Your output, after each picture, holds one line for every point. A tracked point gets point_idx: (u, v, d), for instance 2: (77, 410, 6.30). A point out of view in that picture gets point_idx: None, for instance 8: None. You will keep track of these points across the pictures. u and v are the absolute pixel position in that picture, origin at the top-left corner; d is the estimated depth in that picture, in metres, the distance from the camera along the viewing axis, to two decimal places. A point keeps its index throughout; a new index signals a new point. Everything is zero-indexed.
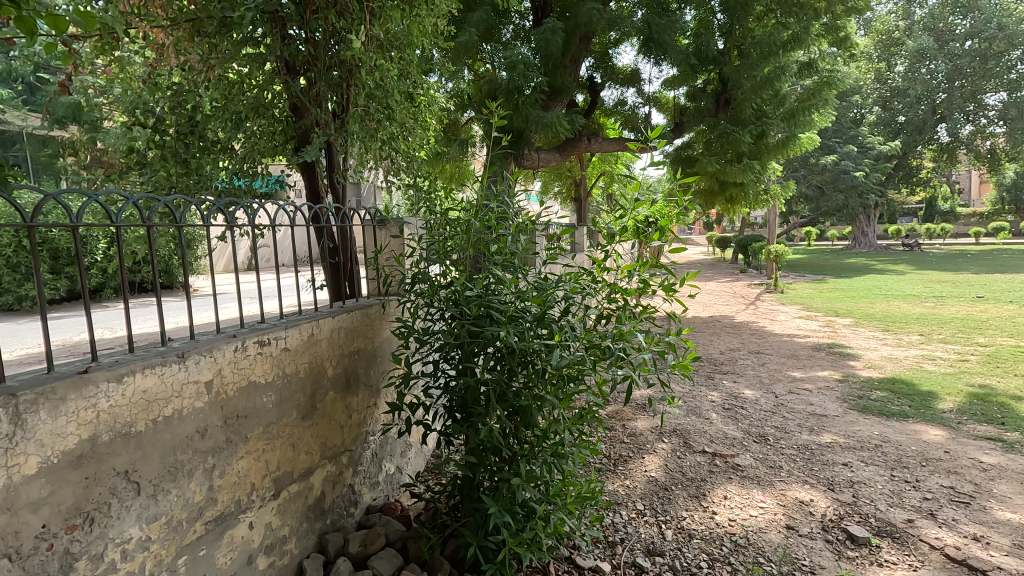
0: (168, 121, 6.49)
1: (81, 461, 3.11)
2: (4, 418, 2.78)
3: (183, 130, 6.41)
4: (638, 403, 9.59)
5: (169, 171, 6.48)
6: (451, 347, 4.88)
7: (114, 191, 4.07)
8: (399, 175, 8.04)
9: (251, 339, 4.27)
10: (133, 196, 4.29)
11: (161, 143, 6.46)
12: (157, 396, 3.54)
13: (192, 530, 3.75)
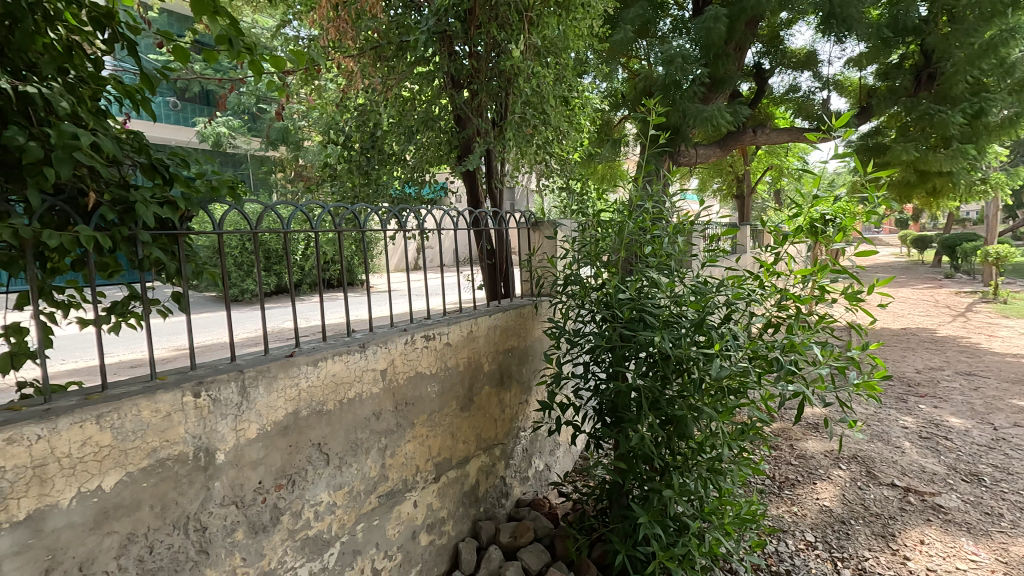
0: (354, 139, 7.30)
1: (287, 430, 3.67)
2: (235, 389, 3.38)
3: (366, 145, 7.22)
4: (808, 422, 8.62)
5: (353, 182, 7.36)
6: (603, 350, 4.84)
7: (314, 201, 4.74)
8: (553, 178, 8.21)
9: (419, 333, 4.68)
10: (328, 206, 4.96)
11: (348, 158, 7.34)
12: (343, 380, 4.05)
13: (367, 501, 4.23)
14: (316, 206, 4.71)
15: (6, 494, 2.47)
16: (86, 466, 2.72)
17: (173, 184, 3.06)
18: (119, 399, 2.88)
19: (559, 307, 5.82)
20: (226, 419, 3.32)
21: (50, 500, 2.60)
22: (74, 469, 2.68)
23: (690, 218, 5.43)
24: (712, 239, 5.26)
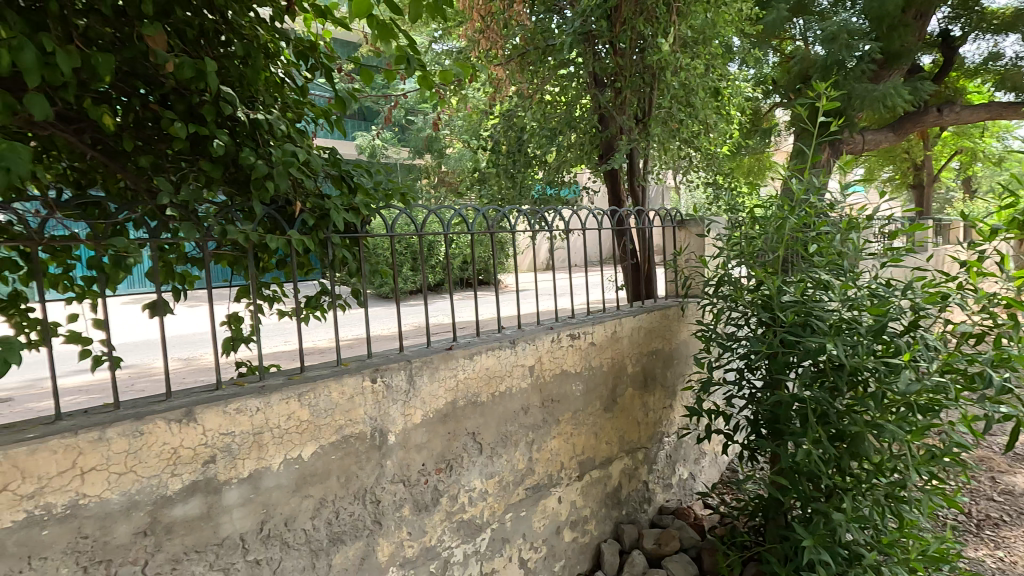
0: (501, 144, 7.62)
1: (446, 418, 3.93)
2: (404, 378, 3.69)
3: (512, 149, 7.49)
4: (1016, 452, 7.23)
5: (500, 186, 7.63)
6: (760, 356, 4.52)
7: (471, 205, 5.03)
8: (699, 173, 7.80)
9: (565, 332, 4.75)
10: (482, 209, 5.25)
11: (495, 162, 7.65)
12: (495, 374, 4.24)
13: (515, 492, 4.39)
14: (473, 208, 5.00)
15: (235, 455, 2.95)
16: (291, 436, 3.16)
17: (356, 193, 3.43)
18: (315, 380, 3.30)
19: (708, 309, 5.53)
20: (397, 404, 3.65)
21: (265, 463, 3.06)
22: (282, 438, 3.12)
23: (864, 211, 4.84)
24: (893, 234, 4.64)
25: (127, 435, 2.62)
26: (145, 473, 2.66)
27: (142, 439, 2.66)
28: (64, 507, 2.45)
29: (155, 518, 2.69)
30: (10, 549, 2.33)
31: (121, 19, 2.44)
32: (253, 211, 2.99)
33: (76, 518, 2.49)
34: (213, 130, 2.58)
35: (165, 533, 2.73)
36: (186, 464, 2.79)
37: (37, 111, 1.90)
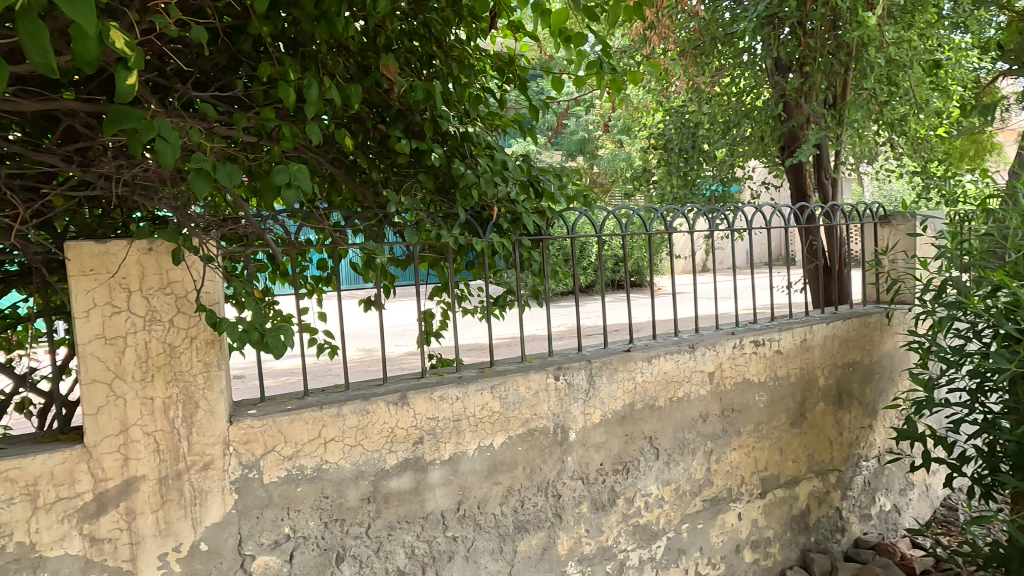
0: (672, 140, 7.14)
1: (624, 420, 3.89)
2: (584, 377, 3.73)
3: (685, 145, 7.01)
4: None
5: (671, 185, 7.12)
6: (1002, 376, 3.77)
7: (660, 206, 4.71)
8: (904, 161, 6.76)
9: (748, 338, 4.44)
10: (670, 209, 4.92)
11: (666, 159, 7.15)
12: (674, 378, 4.10)
13: (693, 503, 4.20)
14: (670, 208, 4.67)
15: (439, 438, 3.24)
16: (484, 425, 3.38)
17: (543, 197, 3.55)
18: (505, 374, 3.49)
19: (924, 318, 4.77)
20: (577, 403, 3.70)
21: (462, 448, 3.31)
22: (477, 426, 3.35)
23: None
24: None
25: (357, 413, 3.01)
26: (369, 447, 3.04)
27: (367, 418, 3.03)
28: (312, 469, 2.90)
29: (376, 487, 3.07)
30: (275, 499, 2.82)
31: (360, 51, 2.80)
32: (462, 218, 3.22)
33: (320, 480, 2.92)
34: (431, 144, 2.91)
35: (384, 501, 3.09)
36: (400, 442, 3.13)
37: (315, 135, 2.32)
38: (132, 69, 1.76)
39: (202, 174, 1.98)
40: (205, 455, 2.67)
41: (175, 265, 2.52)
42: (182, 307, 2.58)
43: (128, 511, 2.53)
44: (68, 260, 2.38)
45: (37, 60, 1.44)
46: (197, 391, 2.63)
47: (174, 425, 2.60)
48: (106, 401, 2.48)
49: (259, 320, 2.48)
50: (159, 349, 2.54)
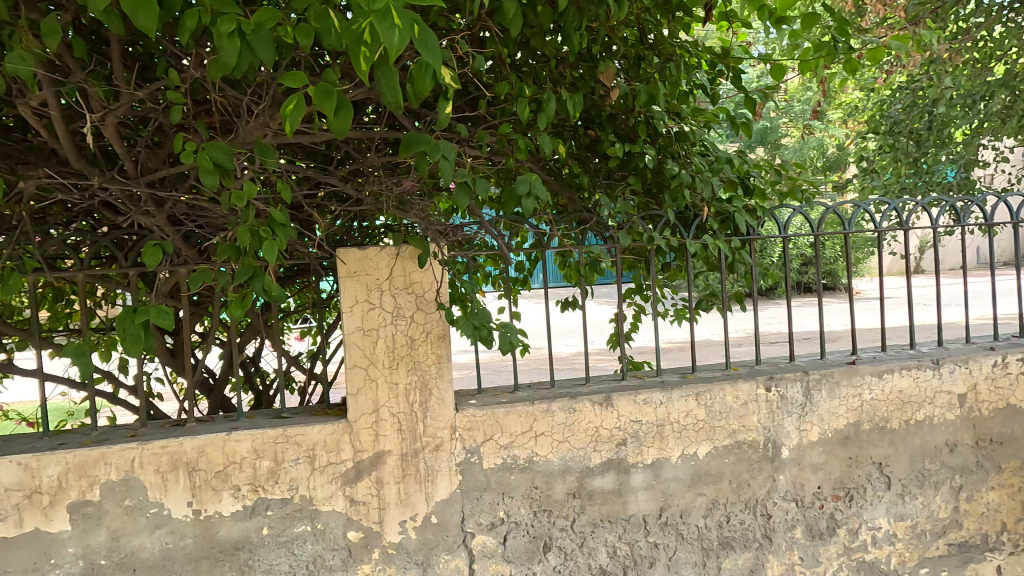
0: (904, 120, 6.06)
1: (847, 441, 3.47)
2: (800, 390, 3.41)
3: (919, 126, 5.97)
4: None
5: (898, 172, 6.07)
6: None
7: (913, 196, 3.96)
8: None
9: (1015, 356, 3.65)
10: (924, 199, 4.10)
11: (893, 143, 6.10)
12: (911, 398, 3.54)
13: (935, 546, 3.57)
14: (911, 201, 3.95)
15: (642, 442, 3.21)
16: (689, 433, 3.27)
17: (755, 195, 3.31)
18: (710, 381, 3.34)
19: None
20: (792, 417, 3.40)
21: (666, 454, 3.24)
22: (681, 433, 3.26)
23: None
24: None
25: (565, 410, 3.11)
26: (575, 444, 3.12)
27: (574, 415, 3.12)
28: (523, 459, 3.07)
29: (581, 484, 3.14)
30: (492, 484, 3.05)
31: (577, 60, 2.87)
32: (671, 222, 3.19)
33: (530, 470, 3.08)
34: (643, 146, 2.95)
35: (588, 498, 3.16)
36: (605, 442, 3.16)
37: (549, 146, 2.47)
38: (447, 99, 2.04)
39: (465, 187, 2.25)
40: (436, 438, 2.98)
41: (419, 268, 2.86)
42: (421, 305, 2.92)
43: (378, 480, 2.93)
44: (339, 263, 2.84)
45: (387, 97, 1.63)
46: (431, 379, 2.95)
47: (413, 408, 2.94)
48: (364, 384, 2.89)
49: (484, 320, 2.75)
50: (403, 342, 2.91)
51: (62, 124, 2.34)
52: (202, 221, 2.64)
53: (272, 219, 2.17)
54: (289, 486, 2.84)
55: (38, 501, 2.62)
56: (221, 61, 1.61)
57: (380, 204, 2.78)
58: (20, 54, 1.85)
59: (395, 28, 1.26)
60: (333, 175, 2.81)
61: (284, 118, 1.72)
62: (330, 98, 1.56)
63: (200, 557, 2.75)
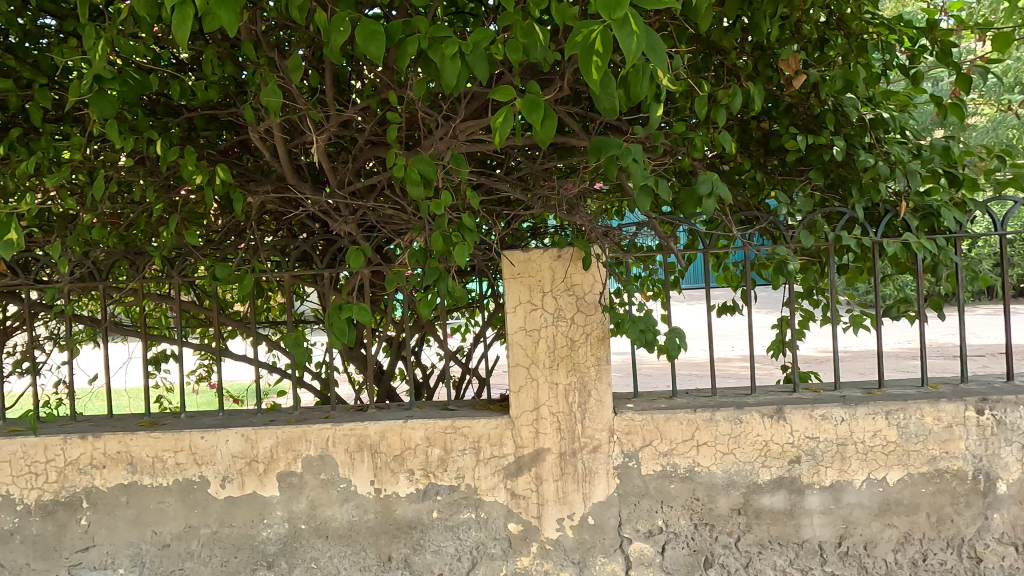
0: None
1: None
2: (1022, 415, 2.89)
3: None
4: None
5: None
6: None
7: None
8: None
9: None
10: None
11: None
12: None
13: None
14: None
15: (819, 461, 2.94)
16: (876, 455, 2.93)
17: (962, 188, 2.88)
18: (903, 399, 2.96)
19: None
20: (1011, 446, 2.89)
21: (847, 477, 2.93)
22: (866, 455, 2.93)
23: None
24: None
25: (730, 420, 2.95)
26: (742, 457, 2.95)
27: (741, 427, 2.95)
28: (685, 469, 2.95)
29: (748, 500, 2.95)
30: (651, 491, 2.96)
31: (752, 50, 2.74)
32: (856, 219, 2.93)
33: (691, 481, 2.95)
34: (830, 138, 2.71)
35: (755, 516, 2.95)
36: (775, 458, 2.94)
37: (728, 143, 2.46)
38: (659, 102, 2.05)
39: (645, 189, 2.30)
40: (594, 439, 2.97)
41: (581, 270, 2.89)
42: (582, 306, 2.95)
43: (537, 476, 2.98)
44: (505, 265, 2.95)
45: (604, 104, 1.73)
46: (590, 381, 2.96)
47: (572, 409, 2.96)
48: (525, 382, 2.96)
49: (650, 324, 2.75)
50: (564, 342, 2.95)
51: (285, 143, 2.73)
52: (389, 226, 2.91)
53: (462, 225, 2.47)
54: (456, 474, 2.98)
55: (255, 468, 2.96)
56: (445, 80, 1.83)
57: (549, 208, 2.90)
58: (273, 89, 2.25)
59: (633, 35, 1.32)
60: (503, 182, 2.99)
61: (493, 129, 1.84)
62: (537, 109, 1.75)
63: (379, 532, 2.98)
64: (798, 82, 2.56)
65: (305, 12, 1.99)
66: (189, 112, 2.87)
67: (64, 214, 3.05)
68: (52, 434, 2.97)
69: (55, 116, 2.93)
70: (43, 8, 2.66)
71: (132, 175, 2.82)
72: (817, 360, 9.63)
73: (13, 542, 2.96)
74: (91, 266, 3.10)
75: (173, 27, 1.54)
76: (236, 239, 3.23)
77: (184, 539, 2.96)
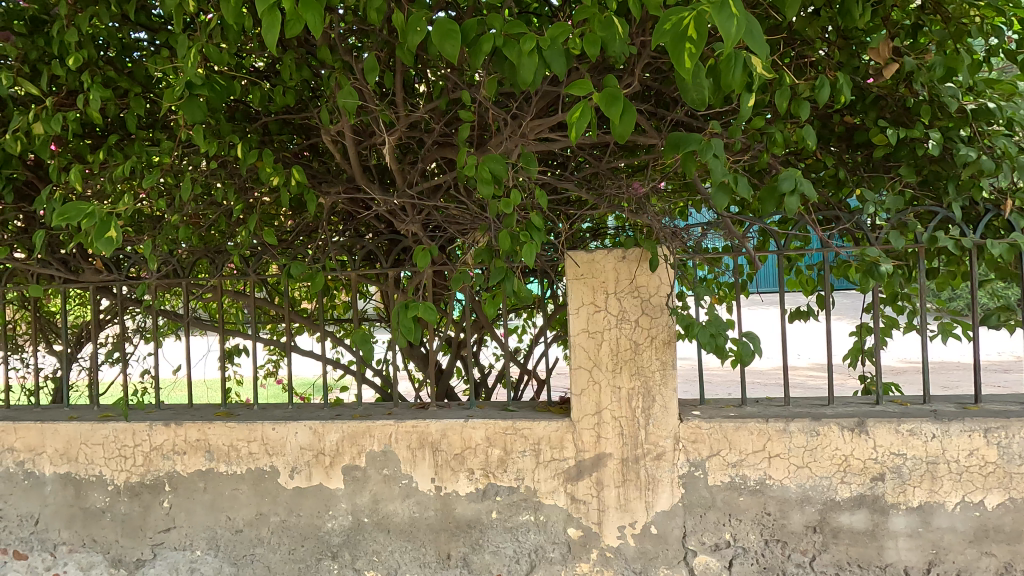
0: None
1: None
2: None
3: None
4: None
5: None
6: None
7: None
8: None
9: None
10: None
11: None
12: None
13: None
14: None
15: (905, 479, 2.73)
16: (973, 477, 2.69)
17: None
18: (1005, 417, 2.71)
19: None
20: None
21: (938, 499, 2.71)
22: (961, 476, 2.70)
23: None
24: None
25: (806, 432, 2.78)
26: (819, 472, 2.77)
27: (818, 439, 2.78)
28: (755, 481, 2.81)
29: (825, 518, 2.78)
30: (718, 503, 2.84)
31: (836, 39, 2.60)
32: (951, 219, 2.73)
33: (763, 494, 2.81)
34: (924, 131, 2.51)
35: (833, 536, 2.77)
36: (856, 474, 2.75)
37: (812, 137, 2.31)
38: (751, 92, 1.94)
39: (723, 186, 2.22)
40: (659, 446, 2.87)
41: (646, 272, 2.82)
42: (647, 309, 2.87)
43: (598, 481, 2.91)
44: (568, 266, 2.91)
45: (693, 96, 1.84)
46: (655, 386, 2.87)
47: (635, 413, 2.88)
48: (588, 384, 2.90)
49: (720, 329, 2.63)
50: (627, 345, 2.88)
51: (356, 145, 2.81)
52: (454, 226, 2.95)
53: (530, 225, 2.46)
54: (516, 475, 2.95)
55: (322, 460, 3.05)
56: (522, 76, 1.85)
57: (615, 208, 2.85)
58: (348, 91, 2.34)
59: (732, 19, 1.33)
60: (568, 181, 2.97)
61: (568, 125, 1.82)
62: (617, 103, 1.73)
63: (439, 529, 2.99)
64: (888, 74, 2.45)
65: (381, 15, 2.05)
66: (266, 117, 3.01)
67: (153, 215, 3.26)
68: (139, 421, 3.18)
69: (146, 123, 3.15)
70: (138, 22, 2.86)
71: (214, 177, 2.98)
72: (896, 372, 8.97)
73: (103, 520, 3.17)
74: (175, 263, 3.30)
75: (262, 34, 1.61)
76: (307, 239, 3.35)
77: (256, 525, 3.09)
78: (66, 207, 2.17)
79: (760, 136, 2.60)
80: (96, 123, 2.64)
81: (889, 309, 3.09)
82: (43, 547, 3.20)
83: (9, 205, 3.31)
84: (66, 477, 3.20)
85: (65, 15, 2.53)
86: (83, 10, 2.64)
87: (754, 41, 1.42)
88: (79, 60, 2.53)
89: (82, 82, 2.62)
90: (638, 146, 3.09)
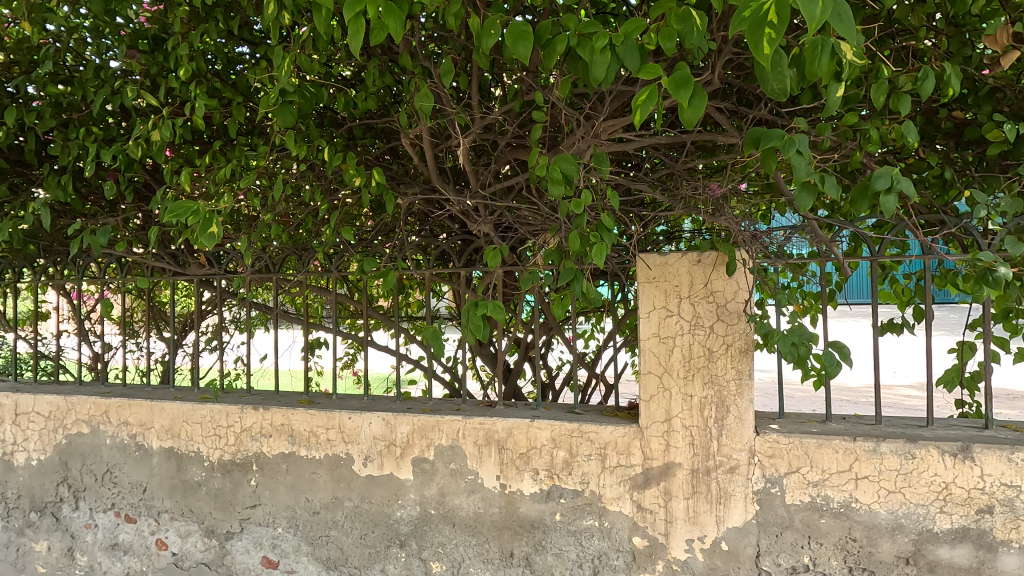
0: None
1: None
2: None
3: None
4: None
5: None
6: None
7: None
8: None
9: None
10: None
11: None
12: None
13: None
14: None
15: (1019, 514, 2.45)
16: None
17: None
18: None
19: None
20: None
21: None
22: None
23: None
24: None
25: (900, 455, 2.57)
26: (914, 498, 2.55)
27: (914, 463, 2.55)
28: (839, 504, 2.62)
29: (920, 550, 2.54)
30: (797, 523, 2.67)
31: (941, 28, 2.41)
32: None
33: (848, 518, 2.61)
34: None
35: (929, 570, 2.53)
36: (958, 504, 2.50)
37: (912, 134, 2.11)
38: (838, 82, 1.82)
39: (810, 185, 2.07)
40: (732, 459, 2.74)
41: (721, 277, 2.71)
42: (722, 315, 2.76)
43: (666, 491, 2.82)
44: (640, 269, 2.87)
45: (773, 87, 1.73)
46: (729, 396, 2.75)
47: (707, 424, 2.77)
48: (657, 392, 2.83)
49: (804, 338, 2.47)
50: (700, 352, 2.78)
51: (433, 147, 2.92)
52: (525, 227, 2.98)
53: (601, 225, 2.43)
54: (581, 479, 2.93)
55: (393, 451, 3.17)
56: (594, 73, 1.83)
57: (691, 209, 2.78)
58: (425, 94, 2.42)
59: (817, 1, 1.26)
60: (641, 183, 2.93)
61: (635, 109, 1.79)
62: (686, 87, 1.68)
63: (503, 527, 3.02)
64: (1009, 62, 2.17)
65: (458, 20, 2.11)
66: (351, 123, 3.20)
67: (249, 216, 3.53)
68: (232, 403, 3.45)
69: (246, 129, 3.43)
70: (241, 37, 3.14)
71: (303, 179, 3.20)
72: (1012, 398, 7.99)
73: (200, 493, 3.46)
74: (267, 259, 3.54)
75: (347, 40, 1.69)
76: (385, 238, 3.51)
77: (331, 509, 3.26)
78: (175, 205, 2.35)
79: (853, 133, 2.44)
80: (201, 129, 2.89)
81: (998, 326, 2.80)
82: (149, 512, 3.55)
83: (130, 204, 3.72)
84: (169, 451, 3.52)
85: (179, 32, 2.81)
86: (195, 28, 2.93)
87: (841, 25, 1.35)
88: (188, 71, 2.79)
89: (191, 92, 2.88)
90: (716, 147, 3.00)
